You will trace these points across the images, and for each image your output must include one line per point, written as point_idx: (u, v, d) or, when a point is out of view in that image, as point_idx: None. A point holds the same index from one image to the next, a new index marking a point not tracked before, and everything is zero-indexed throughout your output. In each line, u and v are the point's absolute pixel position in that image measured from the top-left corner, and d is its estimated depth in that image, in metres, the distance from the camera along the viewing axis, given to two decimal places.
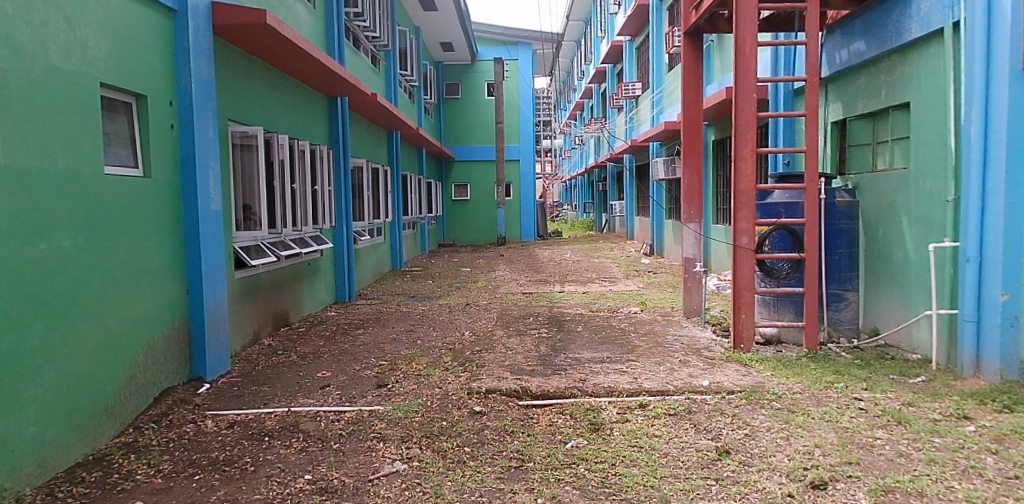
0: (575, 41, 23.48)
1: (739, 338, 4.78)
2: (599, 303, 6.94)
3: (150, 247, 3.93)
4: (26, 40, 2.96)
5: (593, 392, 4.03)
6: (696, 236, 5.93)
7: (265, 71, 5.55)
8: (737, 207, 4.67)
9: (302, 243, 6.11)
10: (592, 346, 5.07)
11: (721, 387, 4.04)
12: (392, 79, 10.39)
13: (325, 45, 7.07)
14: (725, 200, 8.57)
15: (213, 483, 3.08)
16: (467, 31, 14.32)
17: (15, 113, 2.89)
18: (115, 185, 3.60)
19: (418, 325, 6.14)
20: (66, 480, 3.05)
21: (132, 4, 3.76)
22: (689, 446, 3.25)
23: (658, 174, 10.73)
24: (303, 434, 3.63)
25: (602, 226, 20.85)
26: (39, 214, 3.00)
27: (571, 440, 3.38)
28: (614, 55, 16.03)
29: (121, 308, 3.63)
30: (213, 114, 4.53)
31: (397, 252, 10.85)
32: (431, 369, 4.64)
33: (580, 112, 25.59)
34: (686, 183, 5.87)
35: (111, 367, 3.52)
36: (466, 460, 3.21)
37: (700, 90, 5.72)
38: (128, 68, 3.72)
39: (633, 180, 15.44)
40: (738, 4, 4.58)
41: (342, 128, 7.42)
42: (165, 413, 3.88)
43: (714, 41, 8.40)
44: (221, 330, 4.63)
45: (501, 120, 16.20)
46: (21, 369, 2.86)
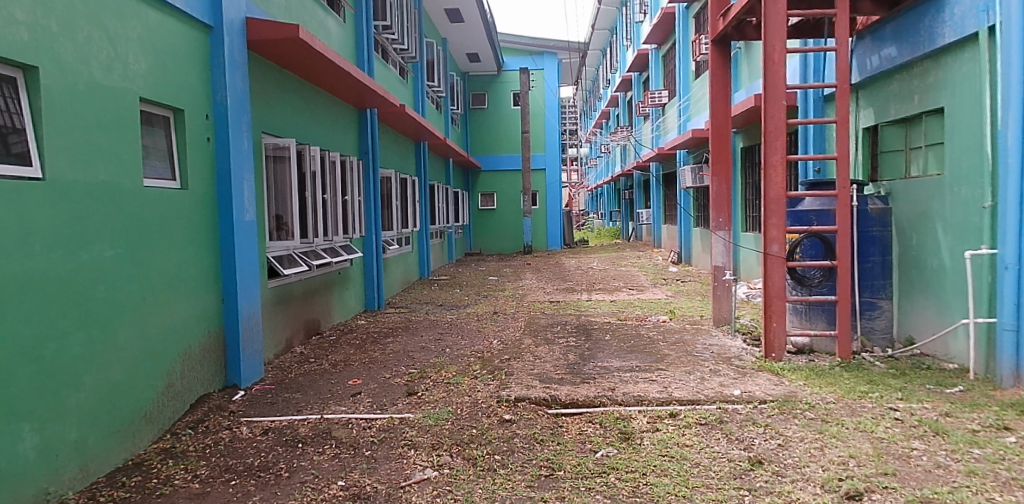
0: (601, 50, 23.52)
1: (770, 347, 4.72)
2: (627, 311, 6.92)
3: (187, 257, 4.02)
4: (71, 58, 3.07)
5: (623, 401, 4.02)
6: (725, 244, 5.89)
7: (297, 84, 5.66)
8: (767, 214, 4.64)
9: (333, 252, 6.19)
10: (621, 355, 5.06)
11: (753, 396, 4.01)
12: (420, 90, 10.51)
13: (355, 57, 7.19)
14: (755, 208, 8.49)
15: (249, 489, 3.14)
16: (492, 42, 14.44)
17: (61, 129, 3.01)
18: (154, 196, 3.69)
19: (446, 333, 6.17)
20: (107, 485, 3.14)
21: (171, 22, 3.88)
22: (721, 456, 3.22)
23: (686, 181, 10.71)
24: (335, 441, 3.67)
25: (628, 234, 20.98)
26: (80, 226, 3.09)
27: (601, 449, 3.38)
28: (639, 64, 16.01)
29: (159, 316, 3.72)
30: (248, 127, 4.64)
31: (425, 261, 10.92)
32: (460, 377, 4.67)
33: (605, 120, 25.60)
34: (715, 191, 5.84)
35: (149, 375, 3.61)
36: (497, 468, 3.22)
37: (728, 97, 5.69)
38: (166, 83, 3.82)
39: (661, 188, 15.36)
40: (766, 12, 4.57)
41: (371, 139, 7.53)
42: (202, 419, 3.96)
43: (742, 48, 8.37)
44: (256, 339, 4.72)
45: (525, 128, 16.27)
46: (64, 378, 2.96)
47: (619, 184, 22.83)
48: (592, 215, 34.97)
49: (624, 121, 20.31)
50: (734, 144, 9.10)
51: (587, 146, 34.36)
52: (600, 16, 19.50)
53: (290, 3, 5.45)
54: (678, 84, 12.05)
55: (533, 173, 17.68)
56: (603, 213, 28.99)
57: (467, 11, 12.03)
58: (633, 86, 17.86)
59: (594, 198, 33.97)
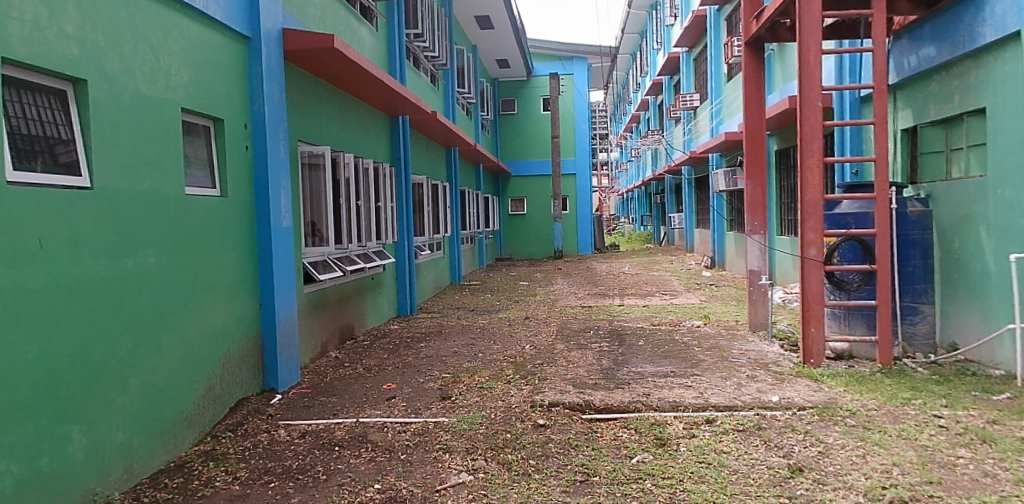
0: (630, 54, 23.45)
1: (808, 353, 4.65)
2: (660, 316, 6.87)
3: (227, 263, 4.11)
4: (117, 70, 3.17)
5: (658, 406, 3.99)
6: (760, 248, 5.80)
7: (331, 93, 5.75)
8: (803, 217, 4.57)
9: (365, 258, 6.27)
10: (655, 360, 5.02)
11: (792, 402, 3.94)
12: (450, 97, 10.59)
13: (387, 66, 7.28)
14: (791, 211, 8.38)
15: (288, 491, 3.18)
16: (521, 49, 14.50)
17: (109, 140, 3.10)
18: (196, 204, 3.78)
19: (478, 338, 6.19)
20: (150, 486, 3.21)
21: (211, 34, 3.97)
22: (760, 463, 3.17)
23: (718, 185, 10.61)
24: (371, 444, 3.71)
25: (659, 239, 20.79)
26: (125, 233, 3.17)
27: (637, 455, 3.35)
28: (669, 68, 15.92)
29: (200, 320, 3.80)
30: (284, 135, 4.73)
31: (456, 266, 10.98)
32: (493, 382, 4.68)
33: (635, 124, 25.50)
34: (750, 195, 5.79)
35: (190, 379, 3.68)
36: (532, 473, 3.22)
37: (762, 98, 5.62)
38: (206, 93, 3.92)
39: (693, 192, 15.22)
40: (801, 14, 4.52)
41: (403, 146, 7.61)
42: (241, 422, 4.03)
43: (775, 50, 8.28)
44: (292, 344, 4.80)
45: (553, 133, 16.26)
46: (110, 381, 3.04)
47: (650, 188, 22.67)
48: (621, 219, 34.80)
49: (654, 125, 20.19)
50: (768, 146, 8.99)
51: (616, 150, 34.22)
52: (629, 20, 19.46)
53: (324, 13, 5.54)
54: (709, 87, 11.95)
55: (564, 179, 17.71)
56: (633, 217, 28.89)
57: (497, 18, 12.10)
58: (663, 90, 17.75)
59: (624, 202, 33.74)
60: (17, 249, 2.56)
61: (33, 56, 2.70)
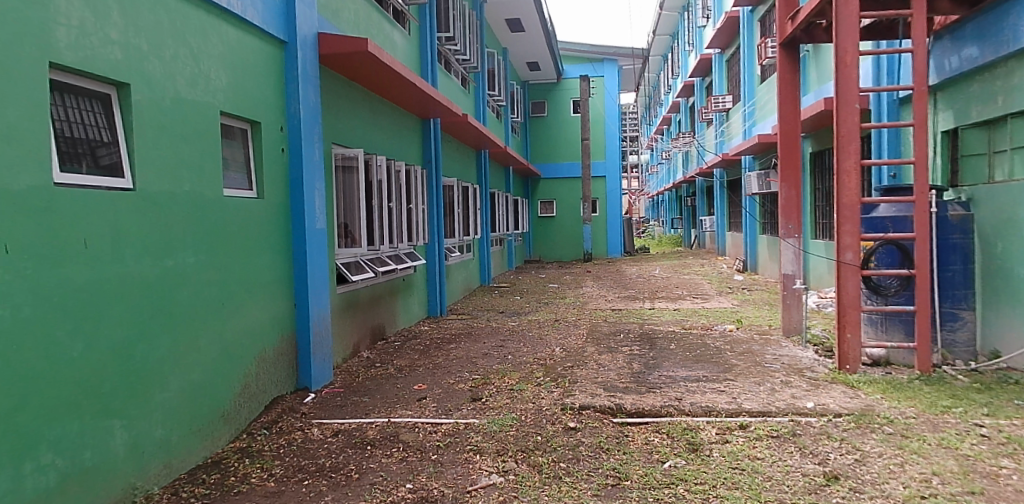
0: (662, 56, 23.31)
1: (844, 359, 4.57)
2: (692, 320, 6.81)
3: (264, 263, 4.19)
4: (158, 74, 3.25)
5: (691, 411, 3.96)
6: (795, 251, 5.72)
7: (365, 96, 5.82)
8: (840, 221, 4.51)
9: (397, 259, 6.33)
10: (687, 364, 4.98)
11: (827, 409, 3.88)
12: (481, 99, 10.64)
13: (419, 69, 7.35)
14: (826, 215, 8.25)
15: (321, 489, 3.23)
16: (552, 52, 14.52)
17: (151, 143, 3.18)
18: (233, 205, 3.86)
19: (508, 340, 6.20)
20: (188, 481, 3.28)
21: (249, 39, 4.05)
22: (795, 471, 3.13)
23: (751, 188, 10.48)
24: (402, 444, 3.74)
25: (691, 242, 20.57)
26: (166, 234, 3.25)
27: (669, 460, 3.33)
28: (701, 69, 15.78)
29: (237, 320, 3.87)
30: (319, 138, 4.81)
31: (486, 268, 11.02)
32: (523, 384, 4.69)
33: (666, 127, 25.32)
34: (784, 198, 5.71)
35: (227, 377, 3.76)
36: (562, 476, 3.21)
37: (797, 100, 5.55)
38: (244, 97, 4.00)
39: (725, 194, 15.05)
40: (837, 15, 4.46)
41: (434, 148, 7.66)
42: (276, 420, 4.10)
43: (811, 51, 8.16)
44: (326, 344, 4.86)
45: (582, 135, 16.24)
46: (150, 378, 3.12)
47: (681, 191, 22.46)
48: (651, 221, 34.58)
49: (685, 126, 20.03)
50: (803, 149, 8.85)
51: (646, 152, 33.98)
52: (661, 21, 19.33)
53: (358, 18, 5.62)
54: (743, 89, 11.81)
55: (593, 181, 17.66)
56: (664, 220, 28.64)
57: (528, 21, 12.14)
58: (695, 91, 17.59)
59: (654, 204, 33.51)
60: (63, 248, 2.64)
61: (79, 61, 2.77)
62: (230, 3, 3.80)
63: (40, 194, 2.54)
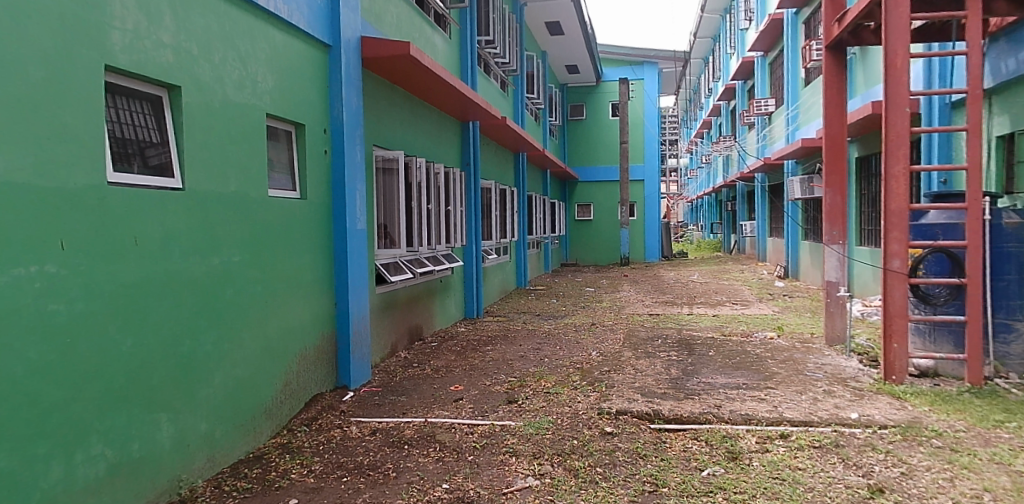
0: (703, 59, 23.02)
1: (889, 369, 4.46)
2: (731, 327, 6.71)
3: (306, 263, 4.27)
4: (208, 77, 3.34)
5: (730, 419, 3.90)
6: (839, 258, 5.60)
7: (406, 99, 5.89)
8: (887, 228, 4.40)
9: (435, 260, 6.39)
10: (726, 371, 4.91)
11: (872, 420, 3.79)
12: (520, 102, 10.67)
13: (459, 72, 7.41)
14: (872, 221, 8.06)
15: (359, 486, 3.28)
16: (591, 54, 14.48)
17: (199, 144, 3.28)
18: (278, 205, 3.95)
19: (544, 343, 6.20)
20: (231, 475, 3.36)
21: (295, 42, 4.14)
22: (838, 482, 3.06)
23: (794, 193, 10.30)
24: (439, 444, 3.77)
25: (731, 247, 20.23)
26: (212, 232, 3.34)
27: (707, 468, 3.29)
28: (743, 72, 15.54)
29: (280, 318, 3.96)
30: (361, 141, 4.89)
31: (522, 270, 11.03)
32: (559, 388, 4.68)
33: (707, 130, 25.02)
34: (829, 203, 5.60)
35: (270, 374, 3.85)
36: (599, 481, 3.20)
37: (843, 103, 5.43)
38: (290, 99, 4.09)
39: (766, 199, 14.80)
40: (886, 17, 4.36)
41: (473, 151, 7.71)
42: (315, 417, 4.18)
43: (858, 53, 7.98)
44: (364, 343, 4.93)
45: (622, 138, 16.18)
46: (195, 373, 3.20)
47: (722, 196, 22.13)
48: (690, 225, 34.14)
49: (726, 130, 19.74)
50: (849, 153, 8.66)
51: (685, 156, 33.60)
52: (703, 24, 19.12)
53: (400, 21, 5.69)
54: (786, 92, 11.60)
55: (631, 185, 17.55)
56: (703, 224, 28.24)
57: (568, 24, 12.14)
58: (736, 94, 17.34)
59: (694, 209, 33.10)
60: (116, 245, 2.73)
61: (133, 64, 2.87)
62: (277, 8, 3.89)
63: (94, 193, 2.63)
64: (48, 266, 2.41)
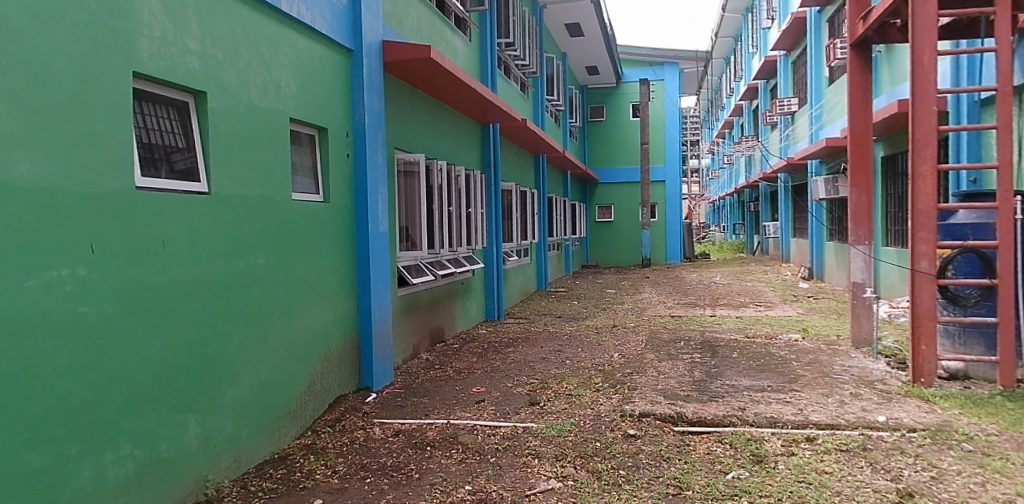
0: (725, 59, 22.85)
1: (918, 371, 4.38)
2: (755, 329, 6.64)
3: (329, 265, 4.31)
4: (233, 83, 3.39)
5: (755, 422, 3.86)
6: (865, 259, 5.51)
7: (427, 102, 5.93)
8: (914, 228, 4.34)
9: (456, 263, 6.41)
10: (750, 374, 4.86)
11: (900, 423, 3.73)
12: (540, 104, 10.68)
13: (479, 75, 7.44)
14: (899, 221, 7.94)
15: (383, 487, 3.30)
16: (612, 55, 14.45)
17: (224, 149, 3.33)
18: (302, 208, 4.00)
19: (566, 345, 6.19)
20: (256, 475, 3.40)
21: (318, 47, 4.19)
22: (865, 487, 3.01)
23: (818, 193, 10.17)
24: (462, 445, 3.79)
25: (754, 248, 20.03)
26: (237, 236, 3.38)
27: (732, 471, 3.26)
28: (765, 72, 15.40)
29: (304, 320, 4.00)
30: (383, 144, 4.94)
31: (543, 272, 11.04)
32: (582, 390, 4.67)
33: (728, 130, 24.82)
34: (854, 203, 5.52)
35: (294, 375, 3.89)
36: (622, 484, 3.18)
37: (869, 102, 5.36)
38: (312, 103, 4.13)
39: (790, 200, 14.64)
40: (913, 14, 4.30)
41: (494, 153, 7.74)
42: (339, 419, 4.22)
43: (884, 51, 7.87)
44: (387, 345, 4.97)
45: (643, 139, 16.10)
46: (221, 374, 3.25)
47: (745, 196, 21.93)
48: (713, 226, 33.85)
49: (748, 130, 19.54)
50: (874, 153, 8.53)
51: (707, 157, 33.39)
52: (724, 23, 18.98)
53: (421, 25, 5.73)
54: (810, 91, 11.47)
55: (653, 186, 17.50)
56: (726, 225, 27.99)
57: (588, 26, 12.13)
58: (759, 94, 17.18)
59: (717, 210, 32.86)
60: (143, 248, 2.78)
61: (160, 70, 2.92)
62: (299, 13, 3.94)
63: (123, 197, 2.68)
64: (79, 269, 2.46)
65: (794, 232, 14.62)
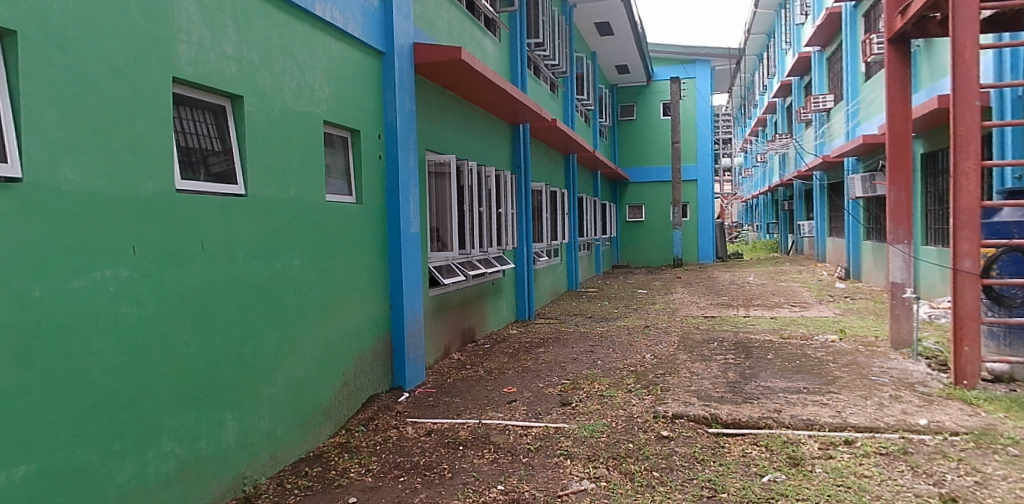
0: (757, 56, 22.51)
1: (961, 373, 4.27)
2: (790, 329, 6.53)
3: (362, 266, 4.36)
4: (268, 86, 3.45)
5: (791, 424, 3.80)
6: (905, 258, 5.38)
7: (457, 103, 5.96)
8: (956, 226, 4.22)
9: (487, 263, 6.43)
10: (786, 375, 4.79)
11: (943, 427, 3.63)
12: (569, 103, 10.66)
13: (509, 75, 7.45)
14: (939, 219, 7.74)
15: (416, 486, 3.32)
16: (642, 54, 14.34)
17: (261, 152, 3.39)
18: (335, 210, 4.05)
19: (597, 346, 6.17)
20: (292, 473, 3.46)
21: (350, 50, 4.24)
22: (906, 491, 2.94)
23: (854, 191, 9.97)
24: (493, 445, 3.80)
25: (788, 247, 19.69)
26: (272, 238, 3.44)
27: (768, 474, 3.21)
28: (799, 68, 15.13)
29: (338, 320, 4.06)
30: (414, 146, 4.98)
31: (573, 272, 11.01)
32: (614, 390, 4.65)
33: (761, 127, 24.45)
34: (893, 201, 5.40)
35: (328, 375, 3.94)
36: (655, 485, 3.16)
37: (908, 98, 5.23)
38: (345, 106, 4.18)
39: (825, 199, 14.38)
40: (954, 7, 4.19)
41: (524, 153, 7.74)
42: (372, 418, 4.26)
43: (923, 45, 7.67)
44: (418, 344, 5.01)
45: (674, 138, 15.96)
46: (259, 373, 3.31)
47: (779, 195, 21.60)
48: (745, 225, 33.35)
49: (782, 127, 19.22)
50: (913, 149, 8.33)
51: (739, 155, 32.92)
52: (757, 19, 18.71)
53: (451, 27, 5.76)
54: (845, 88, 11.24)
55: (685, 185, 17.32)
56: (759, 224, 27.59)
57: (618, 25, 12.06)
58: (793, 91, 16.89)
59: (749, 209, 32.41)
60: (183, 250, 2.84)
61: (198, 75, 2.98)
62: (332, 17, 3.99)
63: (164, 200, 2.75)
64: (121, 270, 2.53)
65: (830, 231, 14.36)
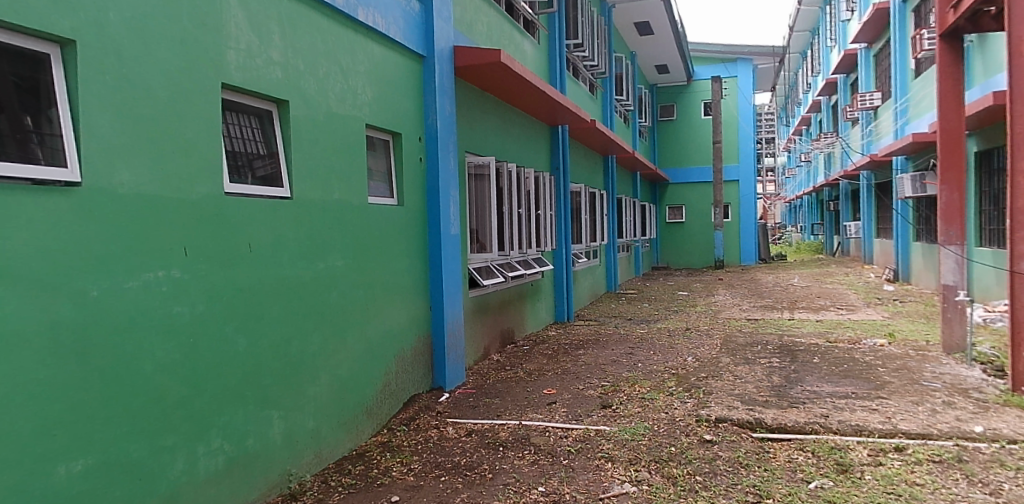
0: (801, 53, 22.03)
1: (1018, 379, 4.10)
2: (837, 333, 6.38)
3: (403, 267, 4.41)
4: (313, 91, 3.52)
5: (839, 429, 3.72)
6: (957, 260, 5.21)
7: (496, 105, 5.98)
8: (1013, 227, 4.09)
9: (525, 264, 6.44)
10: (833, 380, 4.68)
11: (1000, 434, 3.50)
12: (608, 104, 10.61)
13: (548, 77, 7.45)
14: (995, 219, 7.46)
15: (457, 486, 3.35)
16: (681, 53, 14.19)
17: (305, 155, 3.46)
18: (377, 212, 4.11)
19: (637, 348, 6.13)
20: (336, 471, 3.52)
21: (392, 53, 4.29)
22: (961, 500, 2.85)
23: (903, 191, 9.69)
24: (534, 447, 3.80)
25: (834, 249, 19.19)
26: (317, 240, 3.51)
27: (815, 480, 3.14)
28: (845, 65, 14.75)
29: (380, 321, 4.12)
30: (454, 148, 5.01)
31: (612, 274, 10.94)
32: (655, 393, 4.61)
33: (805, 126, 23.89)
34: (945, 200, 5.25)
35: (371, 374, 4.00)
36: (699, 490, 3.12)
37: (961, 94, 5.07)
38: (386, 110, 4.24)
39: (872, 199, 14.01)
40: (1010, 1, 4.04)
41: (562, 155, 7.74)
42: (413, 417, 4.31)
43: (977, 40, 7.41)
44: (458, 345, 5.04)
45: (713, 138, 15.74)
46: (304, 372, 3.38)
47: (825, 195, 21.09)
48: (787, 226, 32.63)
49: (827, 126, 18.75)
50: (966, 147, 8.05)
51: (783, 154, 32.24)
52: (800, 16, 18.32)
53: (490, 29, 5.79)
54: (894, 84, 10.93)
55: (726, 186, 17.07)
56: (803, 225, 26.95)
57: (657, 24, 11.95)
58: (838, 89, 16.48)
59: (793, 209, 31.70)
60: (232, 251, 2.92)
61: (246, 81, 3.06)
62: (375, 22, 4.05)
63: (214, 203, 2.83)
64: (174, 271, 2.62)
65: (878, 232, 13.97)
